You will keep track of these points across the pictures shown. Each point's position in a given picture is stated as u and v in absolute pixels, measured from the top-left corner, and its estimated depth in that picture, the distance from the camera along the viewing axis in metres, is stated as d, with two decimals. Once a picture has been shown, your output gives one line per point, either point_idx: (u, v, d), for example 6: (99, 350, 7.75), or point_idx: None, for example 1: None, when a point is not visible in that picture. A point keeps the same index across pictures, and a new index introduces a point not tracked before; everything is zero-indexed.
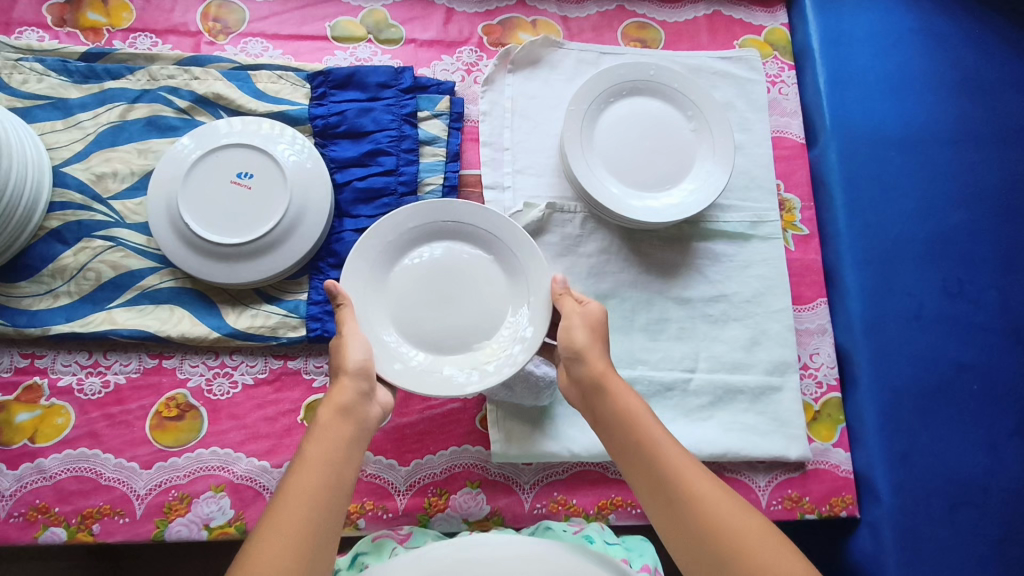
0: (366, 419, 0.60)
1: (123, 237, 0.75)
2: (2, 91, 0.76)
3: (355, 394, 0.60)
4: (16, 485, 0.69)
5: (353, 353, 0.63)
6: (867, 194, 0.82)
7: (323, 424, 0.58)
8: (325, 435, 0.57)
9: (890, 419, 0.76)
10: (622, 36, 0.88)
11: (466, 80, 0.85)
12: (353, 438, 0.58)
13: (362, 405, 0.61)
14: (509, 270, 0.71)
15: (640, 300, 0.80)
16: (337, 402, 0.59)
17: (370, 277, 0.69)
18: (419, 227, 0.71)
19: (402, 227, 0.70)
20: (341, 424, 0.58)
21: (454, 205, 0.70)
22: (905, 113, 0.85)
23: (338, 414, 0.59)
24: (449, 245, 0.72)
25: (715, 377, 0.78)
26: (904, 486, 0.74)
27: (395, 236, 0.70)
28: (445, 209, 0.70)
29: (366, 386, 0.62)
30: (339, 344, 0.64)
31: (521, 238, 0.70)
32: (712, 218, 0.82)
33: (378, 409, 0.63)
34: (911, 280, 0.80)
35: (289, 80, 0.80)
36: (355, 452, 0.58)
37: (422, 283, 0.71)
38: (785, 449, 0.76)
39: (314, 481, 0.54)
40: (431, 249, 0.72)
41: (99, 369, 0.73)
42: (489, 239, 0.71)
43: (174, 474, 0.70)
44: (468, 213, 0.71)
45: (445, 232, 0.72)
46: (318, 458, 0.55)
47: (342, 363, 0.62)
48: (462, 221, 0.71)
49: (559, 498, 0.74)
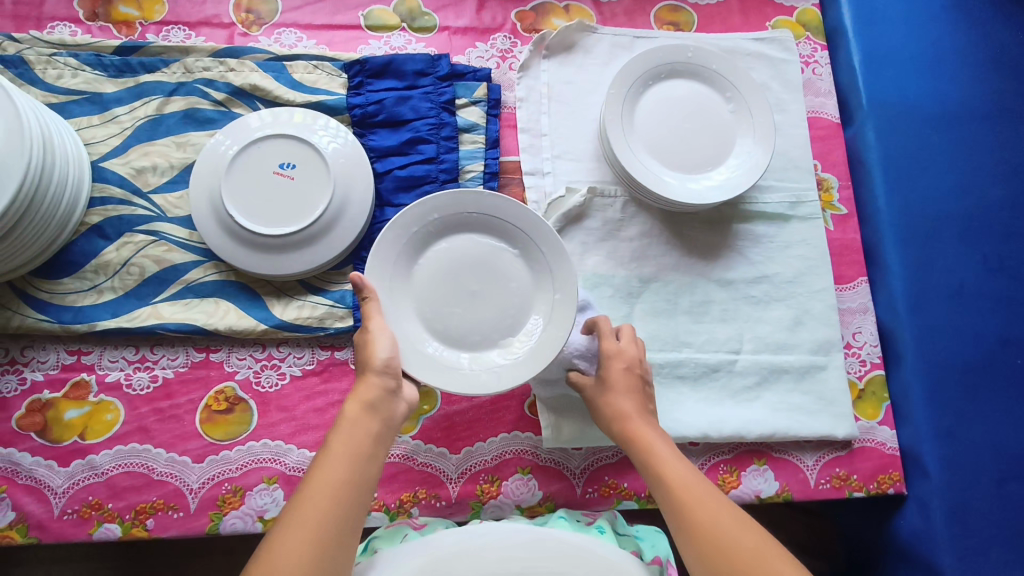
0: (393, 416, 0.58)
1: (165, 231, 0.74)
2: (38, 87, 0.76)
3: (381, 391, 0.58)
4: (68, 482, 0.68)
5: (379, 350, 0.60)
6: (904, 172, 0.83)
7: (348, 418, 0.55)
8: (350, 430, 0.55)
9: (936, 394, 0.76)
10: (655, 19, 0.88)
11: (501, 67, 0.85)
12: (379, 435, 0.56)
13: (390, 404, 0.58)
14: (535, 263, 0.70)
15: (683, 283, 0.79)
16: (363, 397, 0.57)
17: (395, 271, 0.68)
18: (443, 218, 0.70)
19: (426, 220, 0.69)
20: (367, 420, 0.56)
21: (480, 195, 0.69)
22: (940, 91, 0.85)
23: (364, 409, 0.56)
24: (474, 236, 0.71)
25: (760, 358, 0.77)
26: (952, 460, 0.75)
27: (419, 229, 0.69)
28: (469, 200, 0.69)
29: (393, 383, 0.59)
30: (365, 339, 0.61)
31: (547, 233, 0.68)
32: (752, 199, 0.81)
33: (405, 408, 0.60)
34: (952, 256, 0.80)
35: (326, 70, 0.80)
36: (379, 449, 0.55)
37: (447, 276, 0.70)
38: (832, 428, 0.75)
39: (338, 476, 0.51)
40: (456, 241, 0.71)
41: (147, 364, 0.72)
42: (514, 231, 0.70)
43: (226, 467, 0.70)
44: (493, 203, 0.69)
45: (469, 223, 0.71)
46: (343, 452, 0.53)
47: (366, 360, 0.60)
48: (486, 212, 0.70)
49: (610, 482, 0.74)
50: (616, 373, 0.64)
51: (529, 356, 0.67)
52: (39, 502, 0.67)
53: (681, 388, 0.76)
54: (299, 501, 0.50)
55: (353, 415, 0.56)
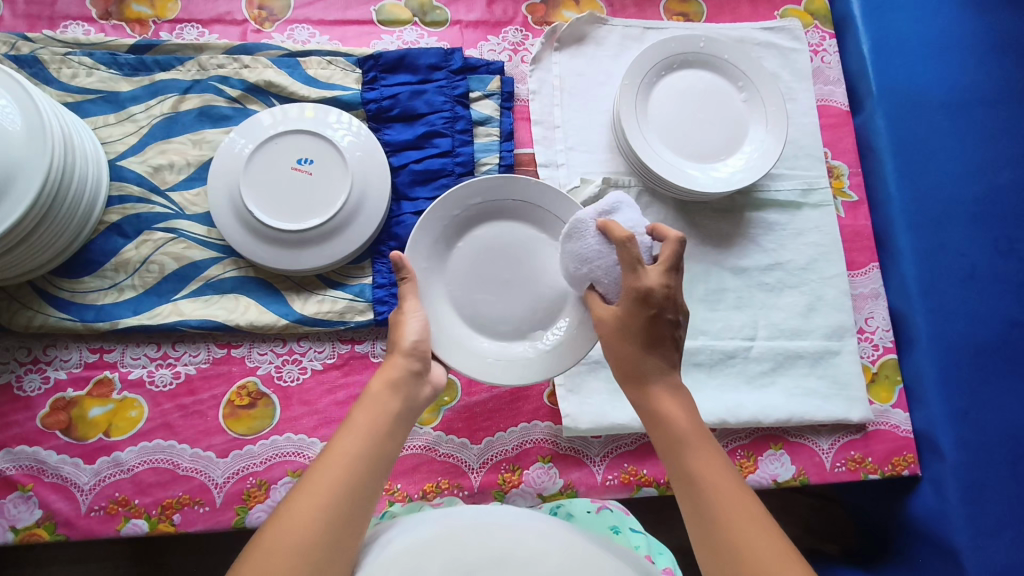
0: (416, 398, 0.58)
1: (183, 228, 0.75)
2: (53, 87, 0.76)
3: (406, 371, 0.58)
4: (94, 479, 0.68)
5: (409, 332, 0.60)
6: (914, 157, 0.84)
7: (370, 396, 0.56)
8: (372, 408, 0.55)
9: (950, 377, 0.77)
10: (665, 10, 0.89)
11: (513, 60, 0.85)
12: (398, 414, 0.56)
13: (414, 384, 0.58)
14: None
15: (697, 272, 0.80)
16: (387, 376, 0.57)
17: (432, 254, 0.70)
18: (483, 204, 0.71)
19: (466, 203, 0.70)
20: (388, 399, 0.56)
21: (521, 183, 0.70)
22: (949, 76, 0.86)
23: (387, 388, 0.56)
24: (512, 224, 0.72)
25: (775, 344, 0.78)
26: (966, 441, 0.76)
27: (459, 212, 0.70)
28: (510, 187, 0.71)
29: (419, 365, 0.59)
30: (398, 320, 0.62)
31: None
32: (764, 188, 0.82)
33: (429, 390, 0.60)
34: (963, 241, 0.81)
35: (339, 65, 0.80)
36: (398, 427, 0.56)
37: (482, 262, 0.71)
38: (847, 411, 0.76)
39: (353, 453, 0.52)
40: (494, 228, 0.72)
41: (169, 361, 0.73)
42: (550, 221, 0.72)
43: (251, 461, 0.70)
44: (534, 192, 0.71)
45: (508, 211, 0.72)
46: (361, 429, 0.53)
47: (396, 340, 0.60)
48: (527, 200, 0.71)
49: (629, 468, 0.74)
50: (645, 322, 0.56)
51: (557, 347, 0.69)
52: (65, 499, 0.68)
53: (698, 375, 0.77)
54: (313, 476, 0.50)
55: (375, 392, 0.56)
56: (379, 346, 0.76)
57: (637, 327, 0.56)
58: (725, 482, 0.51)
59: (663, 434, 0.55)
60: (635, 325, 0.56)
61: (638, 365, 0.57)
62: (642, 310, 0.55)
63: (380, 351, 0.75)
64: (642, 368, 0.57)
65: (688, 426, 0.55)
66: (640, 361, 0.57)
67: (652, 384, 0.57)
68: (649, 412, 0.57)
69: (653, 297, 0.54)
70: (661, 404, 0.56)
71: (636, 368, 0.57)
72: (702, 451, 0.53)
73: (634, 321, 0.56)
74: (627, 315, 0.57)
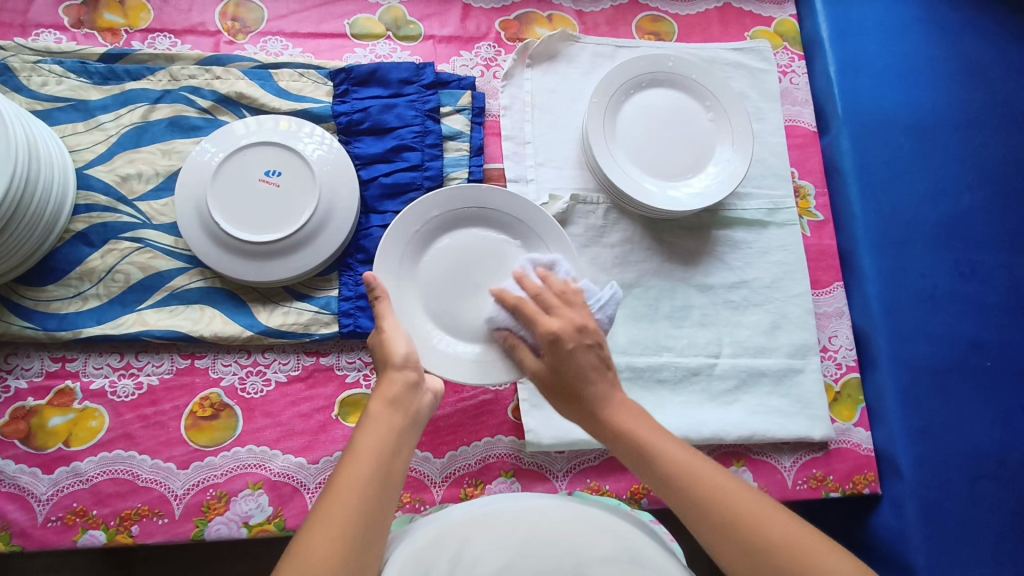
0: (416, 411, 0.57)
1: (150, 238, 0.75)
2: (22, 94, 0.76)
3: (403, 386, 0.57)
4: (52, 489, 0.68)
5: (397, 346, 0.59)
6: (877, 179, 0.85)
7: (371, 416, 0.54)
8: (374, 428, 0.53)
9: (909, 396, 0.78)
10: (636, 29, 0.91)
11: (486, 75, 0.86)
12: (402, 430, 0.55)
13: (412, 399, 0.57)
14: (536, 250, 0.73)
15: (664, 288, 0.81)
16: (386, 395, 0.56)
17: (401, 268, 0.70)
18: (443, 215, 0.72)
19: (427, 216, 0.71)
20: (390, 416, 0.55)
21: (477, 189, 0.71)
22: (911, 100, 0.89)
23: (388, 406, 0.55)
24: (476, 230, 0.73)
25: (739, 361, 0.79)
26: (925, 461, 0.76)
27: (421, 226, 0.71)
28: (466, 195, 0.72)
29: (412, 376, 0.58)
30: (381, 340, 0.60)
31: (547, 223, 0.72)
32: (731, 206, 0.83)
33: (427, 399, 0.59)
34: (923, 262, 0.83)
35: (311, 78, 0.81)
36: (404, 445, 0.54)
37: (453, 270, 0.71)
38: (809, 430, 0.77)
39: (363, 475, 0.50)
40: (459, 236, 0.73)
41: (132, 371, 0.73)
42: (513, 221, 0.73)
43: (212, 473, 0.70)
44: (491, 198, 0.72)
45: (469, 218, 0.73)
46: (367, 451, 0.52)
47: (386, 358, 0.59)
48: (485, 206, 0.72)
49: (592, 484, 0.75)
50: (569, 361, 0.58)
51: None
52: (22, 510, 0.67)
53: (663, 391, 0.77)
54: (323, 505, 0.48)
55: (377, 412, 0.55)
56: (344, 359, 0.76)
57: (561, 371, 0.58)
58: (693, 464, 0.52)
59: (626, 447, 0.55)
60: (560, 368, 0.58)
61: (586, 401, 0.58)
62: (558, 351, 0.58)
63: (345, 364, 0.75)
64: (593, 401, 0.57)
65: (644, 432, 0.55)
66: (584, 394, 0.58)
67: (601, 406, 0.57)
68: (610, 432, 0.57)
69: (561, 336, 0.58)
70: (615, 419, 0.56)
71: (585, 398, 0.58)
72: (661, 445, 0.54)
73: (556, 368, 0.59)
74: (549, 363, 0.59)
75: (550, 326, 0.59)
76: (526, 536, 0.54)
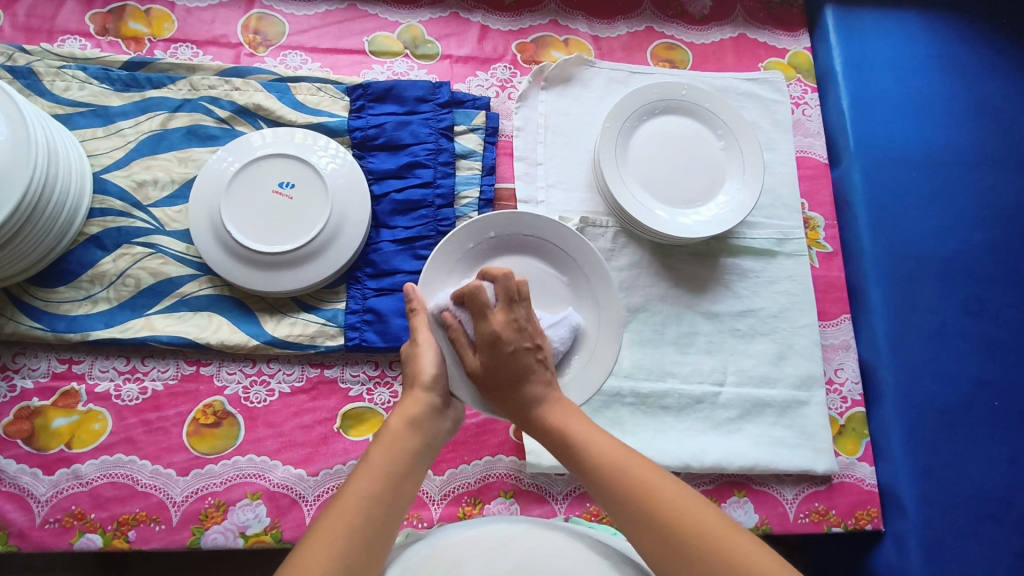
0: (435, 435, 0.57)
1: (163, 244, 0.76)
2: (45, 98, 0.77)
3: (427, 407, 0.57)
4: (52, 490, 0.68)
5: (426, 365, 0.59)
6: (888, 213, 0.85)
7: (390, 433, 0.54)
8: (390, 448, 0.53)
9: (915, 433, 0.77)
10: (651, 56, 0.92)
11: (500, 96, 0.87)
12: (416, 453, 0.54)
13: (433, 420, 0.57)
14: (581, 290, 0.71)
15: (670, 314, 0.81)
16: (408, 414, 0.56)
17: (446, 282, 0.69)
18: (499, 236, 0.71)
19: (482, 235, 0.70)
20: (408, 438, 0.54)
21: (539, 219, 0.71)
22: (923, 136, 0.89)
23: (408, 426, 0.55)
24: (526, 259, 0.72)
25: (743, 391, 0.78)
26: (928, 498, 0.75)
27: (474, 244, 0.70)
28: (528, 221, 0.71)
29: (439, 400, 0.58)
30: (415, 352, 0.59)
31: (598, 266, 0.70)
32: (739, 235, 0.83)
33: (447, 424, 0.59)
34: (933, 298, 0.83)
35: (329, 92, 0.82)
36: (416, 466, 0.54)
37: None
38: (812, 462, 0.76)
39: (371, 496, 0.50)
40: (509, 261, 0.72)
41: (137, 376, 0.73)
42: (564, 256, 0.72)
43: (211, 481, 0.70)
44: (549, 228, 0.71)
45: (522, 244, 0.72)
46: (379, 472, 0.51)
47: (415, 373, 0.59)
48: (541, 235, 0.71)
49: (592, 508, 0.74)
50: (505, 362, 0.57)
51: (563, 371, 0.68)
52: (21, 510, 0.67)
53: (665, 418, 0.77)
54: (327, 521, 0.48)
55: (396, 430, 0.54)
56: (348, 372, 0.76)
57: (499, 371, 0.57)
58: (628, 458, 0.52)
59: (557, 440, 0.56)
60: (498, 370, 0.57)
61: (520, 401, 0.57)
62: (498, 352, 0.56)
63: (348, 377, 0.76)
64: (526, 401, 0.57)
65: (572, 420, 0.56)
66: (517, 395, 0.57)
67: (536, 402, 0.57)
68: (540, 429, 0.57)
69: (501, 338, 0.56)
70: (548, 414, 0.57)
71: (519, 398, 0.57)
72: (593, 440, 0.54)
73: (494, 368, 0.57)
74: (486, 363, 0.57)
75: (490, 330, 0.56)
76: (517, 561, 0.54)
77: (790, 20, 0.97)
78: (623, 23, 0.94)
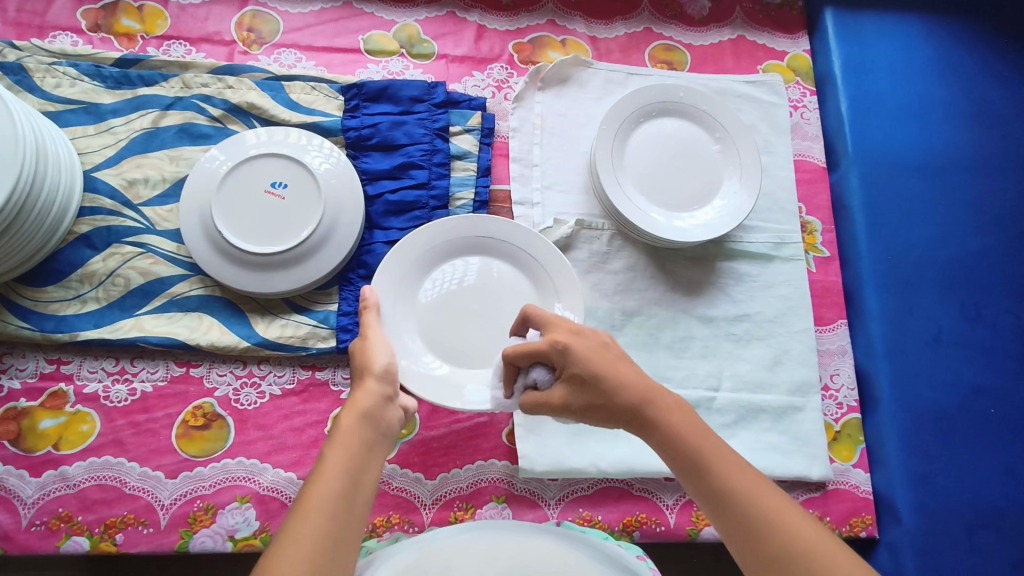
0: (388, 424, 0.55)
1: (152, 243, 0.75)
2: (35, 95, 0.77)
3: (378, 398, 0.55)
4: (38, 493, 0.67)
5: (377, 355, 0.58)
6: (886, 218, 0.85)
7: (342, 428, 0.52)
8: (344, 443, 0.51)
9: (911, 441, 0.77)
10: (650, 57, 0.91)
11: (497, 96, 0.87)
12: (374, 444, 0.53)
13: (383, 411, 0.55)
14: (538, 281, 0.73)
15: (666, 318, 0.80)
16: (360, 407, 0.54)
17: (407, 274, 0.71)
18: (455, 240, 0.73)
19: (449, 233, 0.72)
20: (363, 431, 0.52)
21: (475, 221, 0.73)
22: (922, 141, 0.89)
23: (361, 417, 0.53)
24: (485, 260, 0.74)
25: (738, 396, 0.78)
26: (924, 507, 0.75)
27: (441, 241, 0.73)
28: (474, 225, 0.73)
29: (389, 391, 0.57)
30: (364, 348, 0.60)
31: (560, 267, 0.72)
32: (736, 239, 0.83)
33: (397, 414, 0.57)
34: (931, 304, 0.82)
35: (323, 91, 0.81)
36: (374, 458, 0.52)
37: (454, 295, 0.72)
38: (807, 468, 0.75)
39: (333, 493, 0.48)
40: (470, 262, 0.74)
41: (125, 377, 0.72)
42: (517, 251, 0.73)
43: (200, 484, 0.69)
44: (504, 230, 0.73)
45: (478, 244, 0.74)
46: (340, 463, 0.50)
47: (365, 365, 0.58)
48: (499, 238, 0.73)
49: (584, 513, 0.73)
50: (589, 364, 0.53)
51: None
52: (6, 513, 0.66)
53: None
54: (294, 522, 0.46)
55: (349, 424, 0.52)
56: (340, 374, 0.75)
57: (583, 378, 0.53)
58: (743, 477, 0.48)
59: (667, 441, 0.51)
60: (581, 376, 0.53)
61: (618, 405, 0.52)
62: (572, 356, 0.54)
63: (340, 380, 0.75)
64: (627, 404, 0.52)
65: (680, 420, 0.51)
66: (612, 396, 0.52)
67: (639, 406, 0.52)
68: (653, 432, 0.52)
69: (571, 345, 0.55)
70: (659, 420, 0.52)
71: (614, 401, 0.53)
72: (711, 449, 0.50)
73: (579, 381, 0.54)
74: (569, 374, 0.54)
75: (557, 337, 0.55)
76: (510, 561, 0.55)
77: (789, 22, 0.96)
78: (621, 23, 0.93)
